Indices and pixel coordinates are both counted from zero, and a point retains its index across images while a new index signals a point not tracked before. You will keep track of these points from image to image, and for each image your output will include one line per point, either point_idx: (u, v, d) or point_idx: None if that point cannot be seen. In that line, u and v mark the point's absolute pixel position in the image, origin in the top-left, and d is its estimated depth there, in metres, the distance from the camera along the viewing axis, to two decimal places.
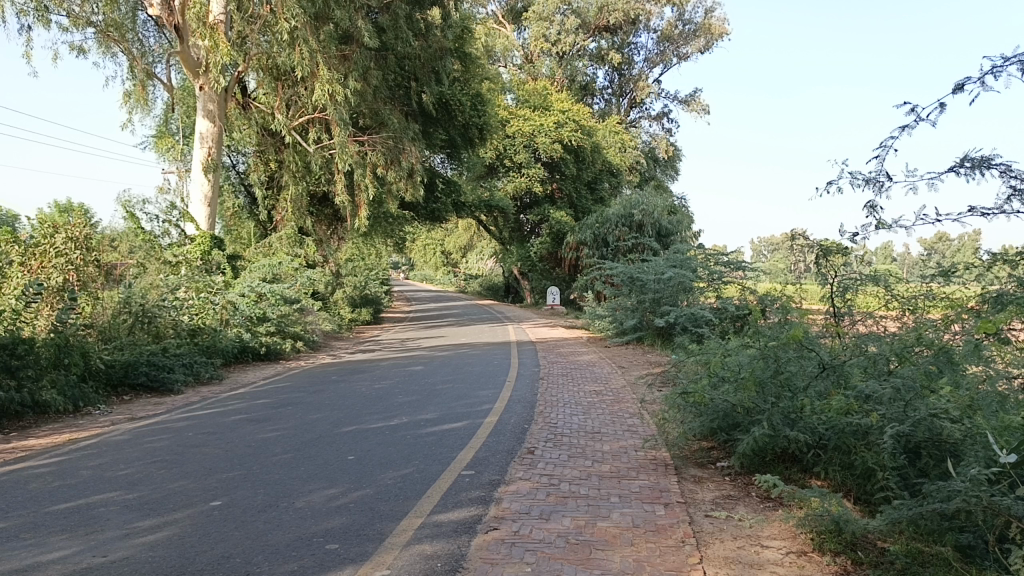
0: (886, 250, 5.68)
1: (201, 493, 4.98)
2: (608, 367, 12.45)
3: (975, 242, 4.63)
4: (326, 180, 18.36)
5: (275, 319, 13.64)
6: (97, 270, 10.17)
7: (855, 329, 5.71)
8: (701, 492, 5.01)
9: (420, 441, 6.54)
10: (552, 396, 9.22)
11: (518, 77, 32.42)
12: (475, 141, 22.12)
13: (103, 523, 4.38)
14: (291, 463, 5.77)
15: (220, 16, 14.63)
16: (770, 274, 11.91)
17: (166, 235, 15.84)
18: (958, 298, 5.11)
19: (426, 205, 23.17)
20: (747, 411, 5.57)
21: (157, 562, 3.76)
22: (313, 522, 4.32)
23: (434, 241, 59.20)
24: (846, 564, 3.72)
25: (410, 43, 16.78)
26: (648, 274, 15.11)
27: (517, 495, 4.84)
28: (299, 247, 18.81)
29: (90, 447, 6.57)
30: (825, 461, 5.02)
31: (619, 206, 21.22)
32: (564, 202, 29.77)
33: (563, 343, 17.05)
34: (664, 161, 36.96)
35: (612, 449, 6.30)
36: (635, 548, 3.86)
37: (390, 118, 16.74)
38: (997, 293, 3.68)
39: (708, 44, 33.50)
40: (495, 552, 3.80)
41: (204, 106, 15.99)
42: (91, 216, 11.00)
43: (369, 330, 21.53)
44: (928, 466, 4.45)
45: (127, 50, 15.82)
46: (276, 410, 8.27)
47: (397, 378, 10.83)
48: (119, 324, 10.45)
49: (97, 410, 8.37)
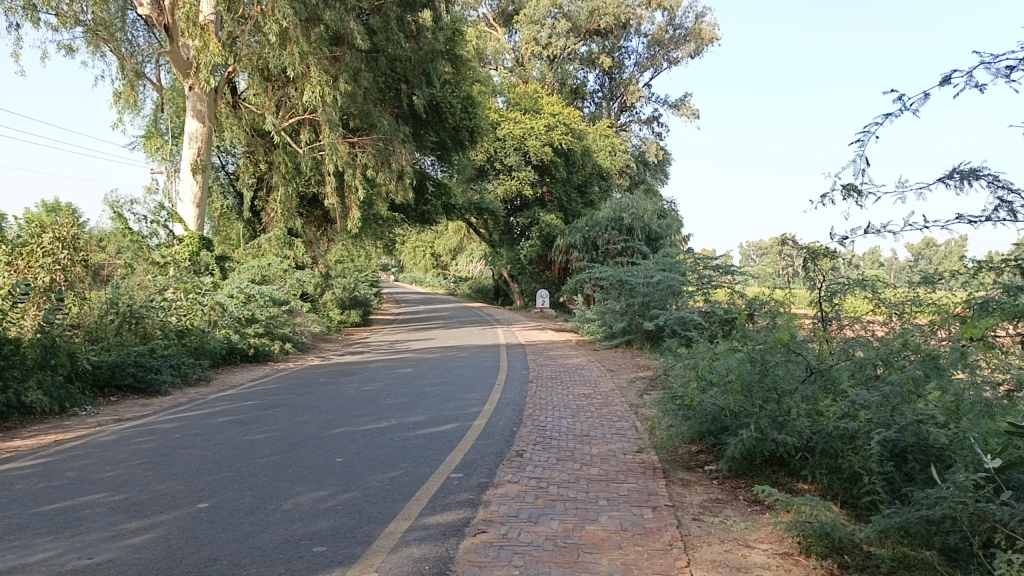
0: (873, 256, 5.67)
1: (188, 495, 4.95)
2: (597, 370, 12.48)
3: (962, 248, 4.65)
4: (316, 181, 18.32)
5: (264, 320, 13.60)
6: (84, 270, 10.12)
7: (841, 334, 5.77)
8: (689, 496, 5.02)
9: (408, 443, 6.53)
10: (540, 399, 9.23)
11: (509, 80, 32.48)
12: (466, 143, 22.10)
13: (88, 524, 4.36)
14: (279, 465, 5.74)
15: (210, 16, 14.57)
16: (759, 278, 11.97)
17: (154, 236, 15.81)
18: (944, 303, 5.12)
19: (416, 207, 23.14)
20: (735, 415, 5.57)
21: (143, 563, 3.74)
22: (301, 524, 4.31)
23: (424, 243, 59.21)
24: (832, 567, 3.74)
25: (401, 45, 16.77)
26: (637, 278, 15.26)
27: (505, 497, 4.84)
28: (288, 248, 18.75)
29: (76, 448, 6.53)
30: (812, 465, 5.04)
31: (608, 210, 21.27)
32: (554, 205, 29.80)
33: (552, 346, 17.07)
34: (653, 165, 37.06)
35: (600, 452, 6.31)
36: (623, 551, 3.87)
37: (380, 120, 16.72)
38: (984, 298, 3.65)
39: (698, 48, 33.62)
40: (482, 555, 3.80)
41: (194, 106, 15.92)
42: (79, 215, 10.94)
43: (358, 332, 21.52)
44: (914, 472, 4.48)
45: (116, 49, 15.75)
46: (264, 412, 8.24)
47: (387, 380, 10.82)
48: (106, 324, 10.38)
49: (84, 410, 8.33)
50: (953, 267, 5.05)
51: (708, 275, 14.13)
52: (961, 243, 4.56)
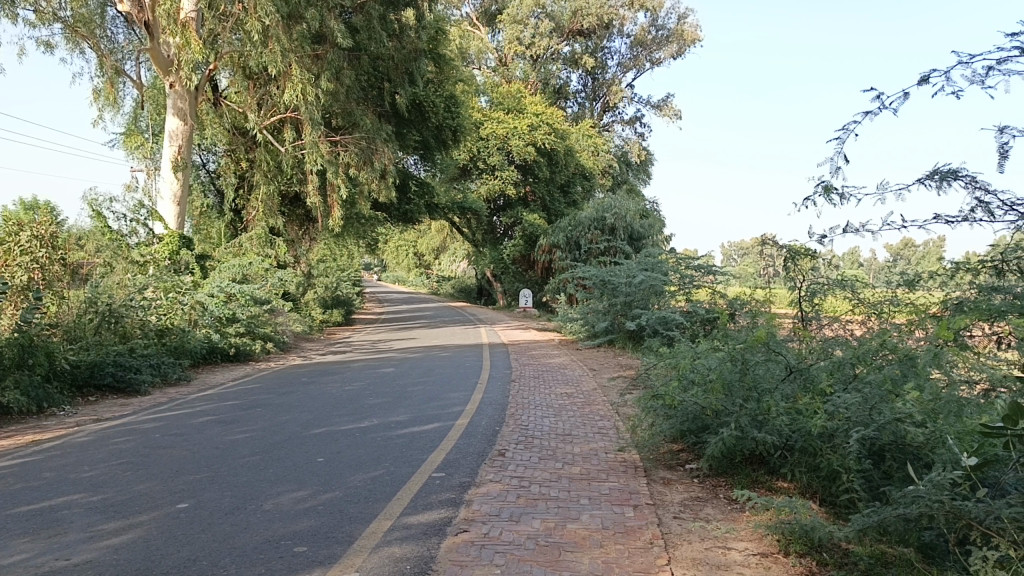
0: (852, 256, 5.71)
1: (167, 495, 4.92)
2: (579, 370, 12.51)
3: (940, 249, 4.68)
4: (298, 180, 18.24)
5: (245, 320, 13.52)
6: (62, 268, 10.02)
7: (820, 333, 5.84)
8: (669, 494, 5.05)
9: (390, 443, 6.53)
10: (523, 398, 9.24)
11: (492, 79, 32.48)
12: (449, 143, 22.07)
13: (66, 525, 4.32)
14: (260, 465, 5.72)
15: (191, 13, 14.50)
16: (740, 278, 12.04)
17: (133, 234, 15.67)
18: (921, 304, 5.16)
19: (398, 207, 23.09)
20: (715, 414, 5.62)
21: (121, 564, 3.71)
22: (282, 524, 4.29)
23: (407, 243, 59.09)
24: (811, 565, 3.78)
25: (384, 44, 16.72)
26: (619, 278, 15.33)
27: (487, 497, 4.84)
28: (270, 247, 18.64)
29: (54, 448, 6.47)
30: (791, 464, 5.09)
31: (591, 210, 21.32)
32: (536, 205, 29.83)
33: (534, 345, 17.10)
34: (636, 165, 37.17)
35: (582, 451, 6.33)
36: (604, 550, 3.88)
37: (363, 118, 16.67)
38: (959, 300, 3.67)
39: (680, 50, 33.76)
40: (464, 554, 3.80)
41: (174, 104, 15.79)
42: (57, 214, 10.84)
43: (340, 331, 21.45)
44: (891, 470, 4.54)
45: (95, 46, 15.62)
46: (246, 412, 8.20)
47: (369, 379, 10.80)
48: (85, 323, 10.28)
49: (61, 410, 8.25)
50: (930, 267, 5.12)
51: (690, 275, 14.19)
52: (938, 244, 4.63)
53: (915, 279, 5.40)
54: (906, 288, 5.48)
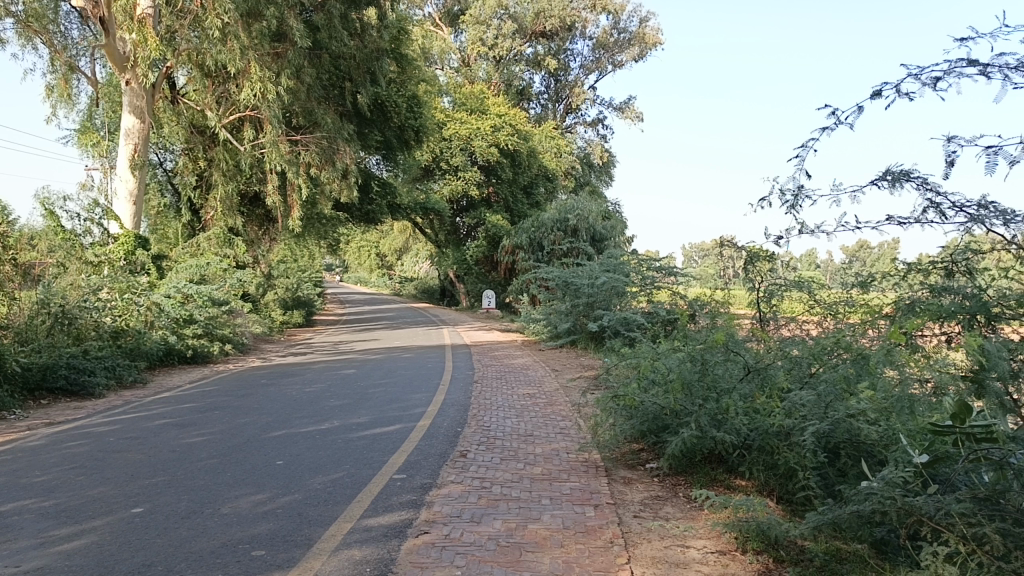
0: (809, 258, 5.85)
1: (122, 500, 4.83)
2: (541, 370, 12.54)
3: (893, 249, 4.74)
4: (258, 179, 18.02)
5: (203, 321, 13.32)
6: (13, 269, 9.78)
7: (778, 333, 5.94)
8: (629, 493, 5.09)
9: (350, 445, 6.48)
10: (485, 399, 9.23)
11: (455, 80, 32.41)
12: (411, 143, 21.98)
13: (16, 531, 4.21)
14: (217, 468, 5.64)
15: (148, 9, 14.25)
16: (700, 279, 12.18)
17: (87, 234, 15.30)
18: (875, 305, 5.01)
19: (360, 207, 22.93)
20: (676, 414, 5.70)
21: (73, 571, 3.63)
22: (239, 528, 4.24)
23: (369, 243, 58.73)
24: (768, 563, 3.84)
25: (346, 43, 16.59)
26: (582, 279, 15.37)
27: (448, 498, 4.83)
28: (228, 247, 18.40)
29: (4, 453, 6.31)
30: (749, 462, 5.17)
31: (554, 211, 21.38)
32: (499, 206, 29.85)
33: (497, 346, 17.10)
34: (599, 167, 37.38)
35: (544, 451, 6.34)
36: (565, 549, 3.90)
37: (324, 117, 16.51)
38: (911, 301, 3.73)
39: (642, 53, 34.04)
40: (424, 555, 3.79)
41: (131, 102, 15.49)
42: (8, 213, 10.56)
43: (300, 333, 21.25)
44: (846, 467, 4.66)
45: (48, 42, 15.26)
46: (203, 414, 8.08)
47: (329, 381, 10.70)
48: (37, 325, 10.04)
49: (12, 414, 8.05)
50: (884, 267, 4.99)
51: (652, 277, 14.30)
52: (890, 246, 4.77)
53: (869, 279, 5.42)
54: (860, 289, 5.49)
